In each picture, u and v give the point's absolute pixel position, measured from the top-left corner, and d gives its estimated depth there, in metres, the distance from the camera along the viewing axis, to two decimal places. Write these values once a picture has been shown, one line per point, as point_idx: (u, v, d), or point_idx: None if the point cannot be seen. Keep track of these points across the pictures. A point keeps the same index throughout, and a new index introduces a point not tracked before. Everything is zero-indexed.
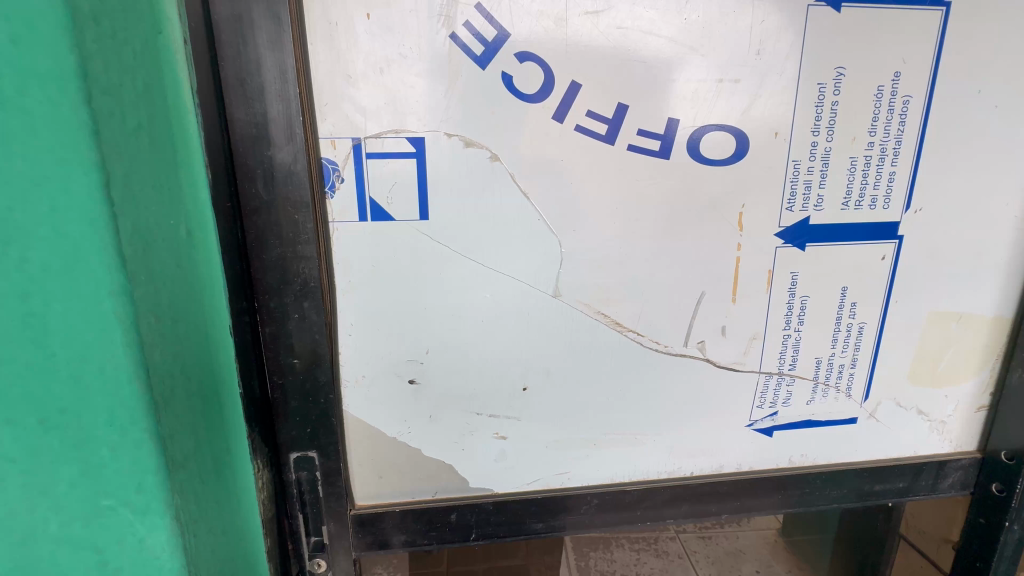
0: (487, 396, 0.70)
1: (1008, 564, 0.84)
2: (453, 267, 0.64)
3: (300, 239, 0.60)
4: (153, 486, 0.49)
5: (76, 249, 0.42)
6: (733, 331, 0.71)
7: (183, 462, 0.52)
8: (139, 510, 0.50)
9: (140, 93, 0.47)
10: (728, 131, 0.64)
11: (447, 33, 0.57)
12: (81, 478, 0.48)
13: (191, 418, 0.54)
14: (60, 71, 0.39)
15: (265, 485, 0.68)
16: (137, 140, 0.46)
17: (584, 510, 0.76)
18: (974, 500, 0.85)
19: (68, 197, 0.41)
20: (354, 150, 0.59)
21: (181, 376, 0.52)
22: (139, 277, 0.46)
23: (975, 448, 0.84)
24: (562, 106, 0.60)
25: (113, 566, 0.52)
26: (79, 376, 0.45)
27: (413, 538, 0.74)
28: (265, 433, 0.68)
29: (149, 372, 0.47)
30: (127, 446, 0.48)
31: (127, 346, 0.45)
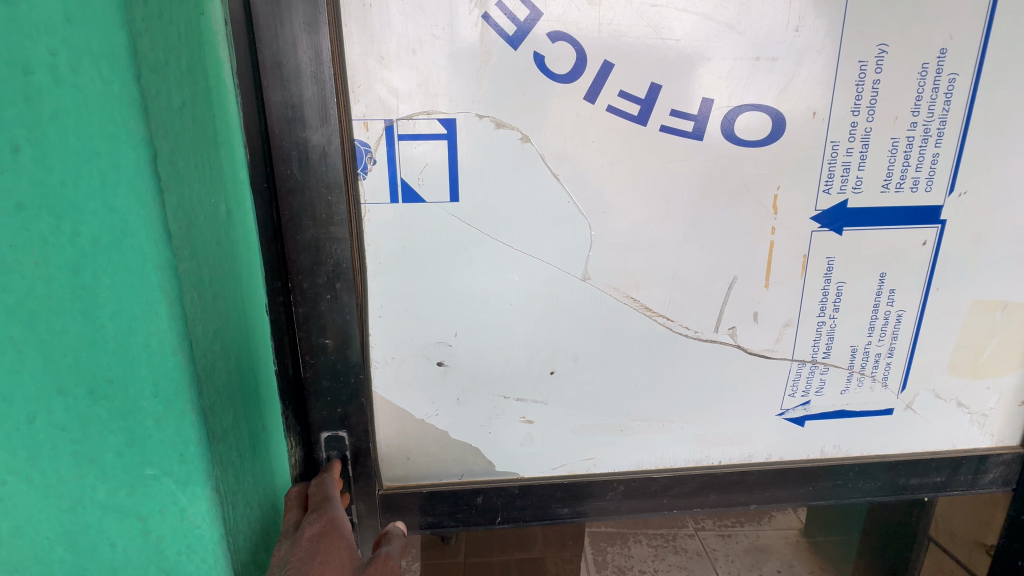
0: (514, 379, 0.70)
1: None
2: (483, 250, 0.64)
3: (333, 221, 0.61)
4: (195, 458, 0.51)
5: (125, 223, 0.44)
6: (765, 318, 0.70)
7: (222, 436, 0.54)
8: (181, 481, 0.52)
9: (183, 72, 0.48)
10: (764, 111, 0.62)
11: (479, 14, 0.57)
12: (127, 448, 0.50)
13: (230, 394, 0.55)
14: (112, 49, 0.40)
15: (297, 463, 0.70)
16: (181, 119, 0.48)
17: (610, 497, 0.76)
18: (1014, 497, 0.82)
19: (119, 172, 0.43)
20: (386, 131, 0.59)
21: (222, 351, 0.54)
22: (183, 252, 0.47)
23: (1018, 444, 0.81)
24: (594, 86, 0.60)
25: (157, 535, 0.54)
26: (127, 348, 0.47)
27: (438, 520, 0.75)
28: (298, 412, 0.69)
29: (193, 344, 0.49)
30: (170, 418, 0.49)
31: (172, 319, 0.47)
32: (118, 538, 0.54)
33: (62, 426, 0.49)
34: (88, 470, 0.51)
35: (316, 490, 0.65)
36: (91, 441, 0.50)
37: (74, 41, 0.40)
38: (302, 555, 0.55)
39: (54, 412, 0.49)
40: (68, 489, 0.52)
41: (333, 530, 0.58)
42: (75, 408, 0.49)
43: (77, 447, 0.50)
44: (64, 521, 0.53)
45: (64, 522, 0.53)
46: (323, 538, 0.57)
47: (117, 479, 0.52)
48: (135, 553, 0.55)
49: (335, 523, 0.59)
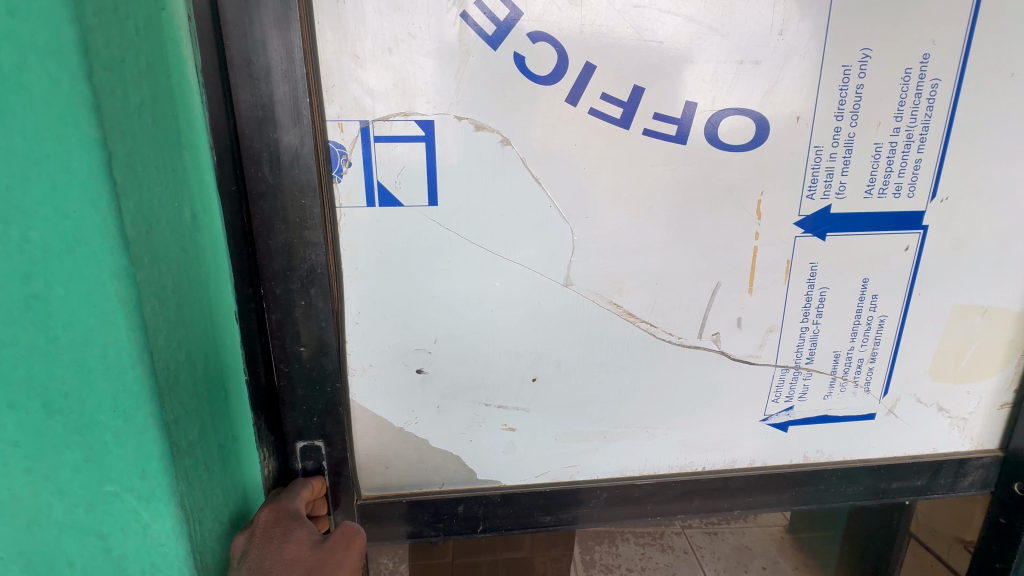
0: (496, 386, 0.69)
1: None
2: (463, 254, 0.63)
3: (306, 225, 0.59)
4: (158, 475, 0.49)
5: (78, 230, 0.42)
6: (749, 323, 0.69)
7: (188, 449, 0.52)
8: (144, 497, 0.50)
9: (142, 71, 0.46)
10: (747, 115, 0.61)
11: (457, 12, 0.55)
12: (85, 464, 0.48)
13: (196, 404, 0.54)
14: (60, 43, 0.38)
15: (270, 475, 0.68)
16: (140, 119, 0.46)
17: (594, 503, 0.75)
18: (994, 499, 0.83)
19: (70, 176, 0.40)
20: (362, 133, 0.58)
21: (186, 362, 0.52)
22: (142, 260, 0.45)
23: (997, 447, 0.81)
24: (576, 88, 0.58)
25: (119, 552, 0.52)
26: (83, 360, 0.45)
27: (420, 529, 0.73)
28: (272, 421, 0.67)
29: (154, 355, 0.47)
30: (130, 434, 0.47)
31: (130, 330, 0.45)
32: (77, 557, 0.52)
33: (15, 442, 0.47)
34: (43, 487, 0.49)
35: (284, 492, 0.65)
36: (47, 457, 0.48)
37: (18, 36, 0.38)
38: (260, 543, 0.57)
39: (4, 427, 0.46)
40: (23, 507, 0.49)
41: (289, 516, 0.61)
42: (29, 423, 0.46)
43: (31, 463, 0.48)
44: (19, 540, 0.51)
45: (19, 542, 0.51)
46: (278, 524, 0.60)
47: (74, 496, 0.49)
48: (95, 571, 0.53)
49: (291, 510, 0.62)
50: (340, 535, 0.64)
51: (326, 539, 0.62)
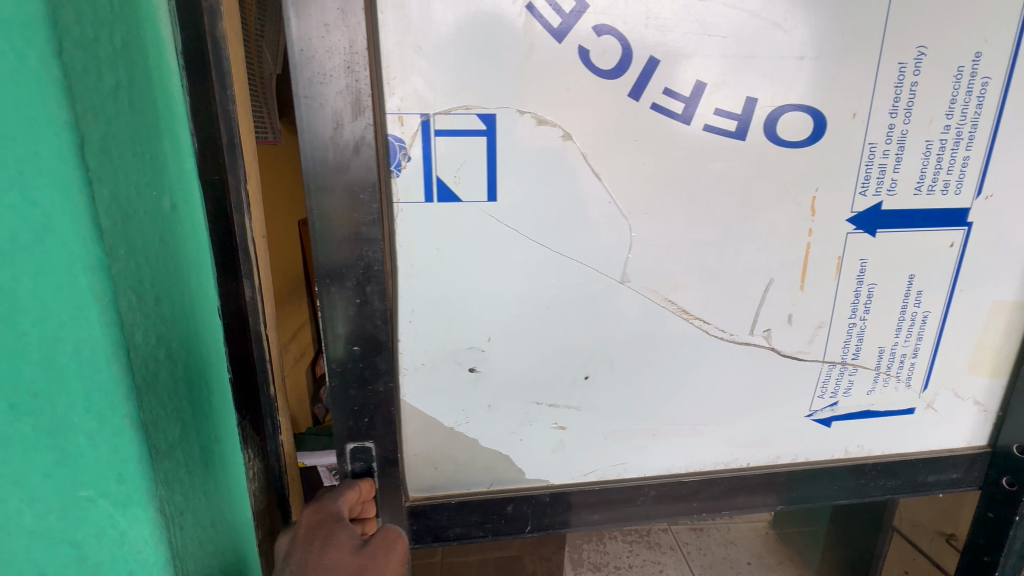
0: (548, 384, 0.68)
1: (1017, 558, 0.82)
2: (521, 251, 0.62)
3: (364, 220, 0.57)
4: (134, 479, 0.53)
5: (49, 216, 0.45)
6: (800, 320, 0.69)
7: (167, 450, 0.56)
8: (119, 501, 0.54)
9: (117, 51, 0.49)
10: (806, 111, 0.61)
11: (523, 4, 0.54)
12: (56, 468, 0.53)
13: (174, 404, 0.58)
14: (28, 21, 0.41)
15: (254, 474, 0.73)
16: (113, 102, 0.49)
17: (641, 502, 0.75)
18: (981, 494, 0.83)
19: (40, 160, 0.44)
20: (422, 126, 0.56)
21: (165, 359, 0.56)
22: (116, 252, 0.49)
23: (985, 443, 0.81)
24: (639, 83, 0.58)
25: (92, 561, 0.56)
26: (55, 357, 0.49)
27: (468, 531, 0.72)
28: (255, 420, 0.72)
29: (129, 353, 0.51)
30: (106, 434, 0.51)
31: (105, 323, 0.48)
32: (48, 565, 0.57)
33: None
34: (16, 494, 0.54)
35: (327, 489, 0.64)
36: (17, 461, 0.52)
37: None
38: (303, 543, 0.57)
39: None
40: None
41: (332, 519, 0.59)
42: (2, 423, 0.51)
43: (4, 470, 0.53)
44: None
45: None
46: (320, 527, 0.58)
47: (47, 503, 0.54)
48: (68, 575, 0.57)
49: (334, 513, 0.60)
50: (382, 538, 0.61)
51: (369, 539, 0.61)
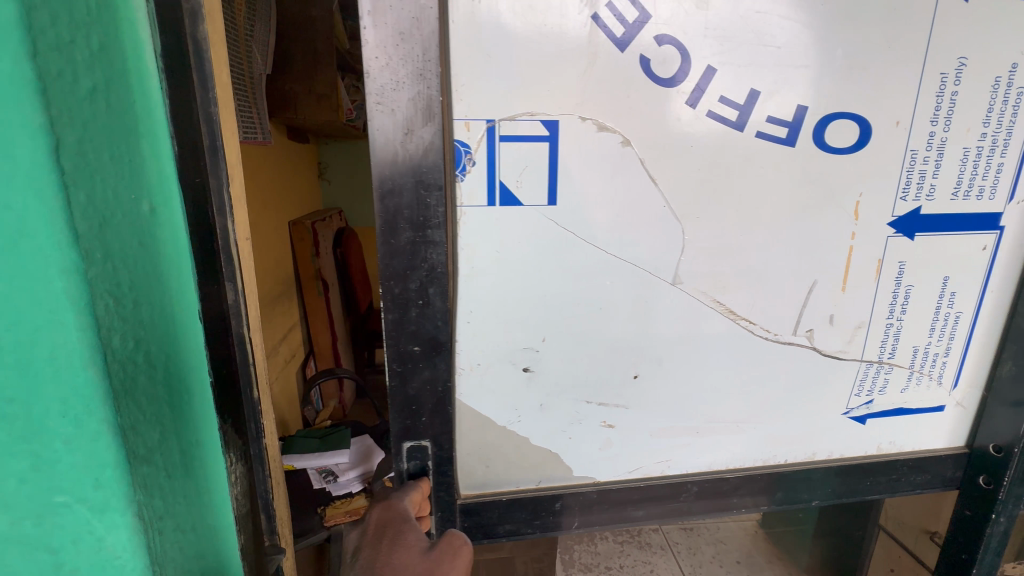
0: (599, 384, 0.70)
1: (993, 554, 0.84)
2: (578, 253, 0.64)
3: (430, 224, 0.59)
4: (112, 483, 0.51)
5: (24, 222, 0.43)
6: (841, 320, 0.71)
7: (145, 455, 0.54)
8: (97, 508, 0.51)
9: (94, 54, 0.47)
10: (852, 119, 0.64)
11: (589, 14, 0.56)
12: (31, 474, 0.50)
13: (153, 408, 0.56)
14: (3, 23, 0.39)
15: (238, 480, 0.71)
16: (91, 105, 0.47)
17: (684, 498, 0.77)
18: (960, 492, 0.85)
19: (13, 164, 0.42)
20: (488, 132, 0.58)
21: (143, 362, 0.55)
22: (94, 255, 0.47)
23: (963, 444, 0.83)
24: (696, 91, 0.60)
25: (70, 565, 0.54)
26: (31, 361, 0.46)
27: (518, 527, 0.73)
28: (236, 425, 0.71)
29: (107, 358, 0.49)
30: (83, 441, 0.49)
31: (82, 328, 0.46)
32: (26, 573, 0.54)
33: None
34: None
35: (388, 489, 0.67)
36: None
37: None
38: (372, 543, 0.60)
39: None
40: None
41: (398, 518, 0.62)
42: None
43: None
44: None
45: None
46: (388, 525, 0.61)
47: (22, 509, 0.51)
48: None
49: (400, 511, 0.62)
50: (449, 543, 0.62)
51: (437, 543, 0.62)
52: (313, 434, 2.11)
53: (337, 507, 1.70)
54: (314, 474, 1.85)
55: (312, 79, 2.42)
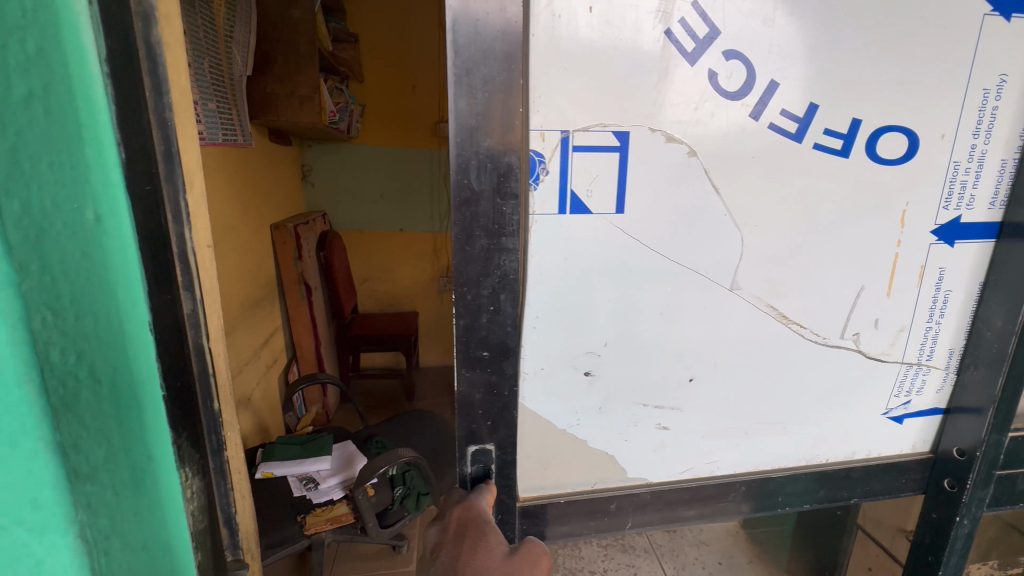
0: (655, 387, 0.72)
1: (959, 556, 0.87)
2: (642, 260, 0.66)
3: (505, 231, 0.60)
4: (52, 503, 0.47)
5: None
6: (885, 324, 0.74)
7: (88, 474, 0.52)
8: (35, 529, 0.47)
9: (30, 58, 0.44)
10: (902, 132, 0.66)
11: (662, 30, 0.58)
12: None
13: (100, 426, 0.53)
14: None
15: (195, 493, 0.67)
16: (24, 109, 0.44)
17: (731, 497, 0.79)
18: (927, 496, 0.87)
19: None
20: (562, 142, 0.59)
21: (88, 379, 0.51)
22: (30, 268, 0.45)
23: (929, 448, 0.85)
24: (759, 104, 0.62)
25: None
26: None
27: (574, 529, 0.75)
28: (193, 437, 0.66)
29: (44, 374, 0.47)
30: (15, 461, 0.45)
31: (15, 344, 0.43)
32: None
33: None
34: None
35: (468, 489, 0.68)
36: None
37: None
38: (453, 540, 0.61)
39: None
40: None
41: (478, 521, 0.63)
42: None
43: None
44: None
45: None
46: (468, 525, 0.62)
47: None
48: None
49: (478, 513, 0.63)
50: (528, 549, 0.63)
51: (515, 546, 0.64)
52: (292, 440, 1.99)
53: (318, 514, 1.67)
54: (295, 483, 1.79)
55: (295, 81, 2.33)
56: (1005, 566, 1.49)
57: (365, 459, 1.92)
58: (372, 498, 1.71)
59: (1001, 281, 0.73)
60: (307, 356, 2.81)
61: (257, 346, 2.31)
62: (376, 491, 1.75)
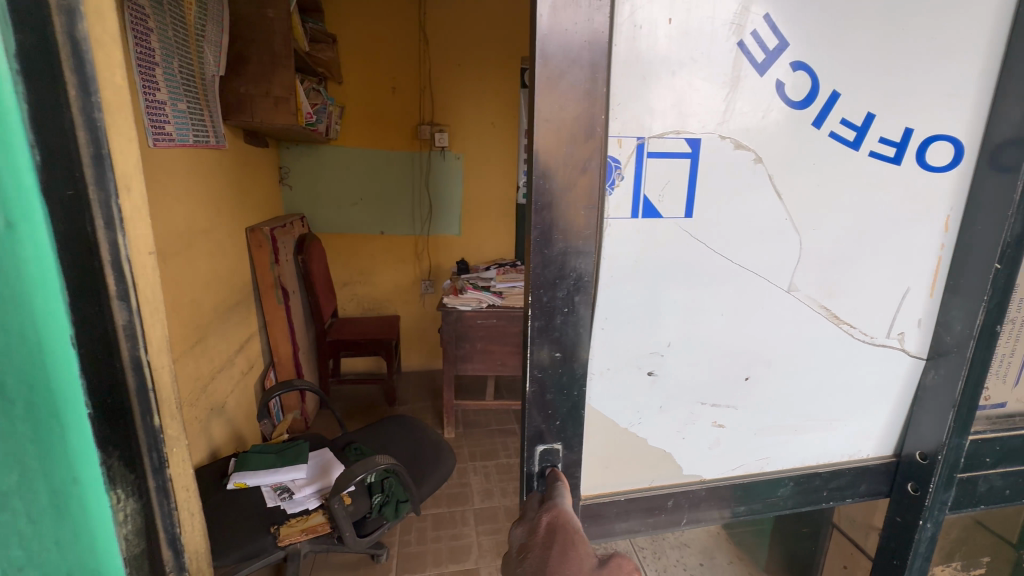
0: (714, 385, 0.74)
1: (922, 561, 0.87)
2: (708, 263, 0.68)
3: (582, 234, 0.61)
4: None
5: None
6: (926, 324, 0.78)
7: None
8: None
9: None
10: (949, 141, 0.70)
11: (735, 41, 0.60)
12: None
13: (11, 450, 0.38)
14: None
15: (131, 516, 0.44)
16: None
17: (780, 492, 0.81)
18: (893, 499, 0.87)
19: None
20: (637, 149, 0.61)
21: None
22: None
23: (892, 452, 0.85)
24: (821, 112, 0.65)
25: None
26: None
27: (633, 525, 0.77)
28: (133, 447, 0.44)
29: None
30: None
31: None
32: None
33: None
34: None
35: (548, 497, 0.68)
36: None
37: None
38: (542, 544, 0.61)
39: None
40: None
41: (563, 522, 0.63)
42: None
43: None
44: None
45: None
46: (555, 527, 0.63)
47: None
48: None
49: (561, 514, 0.64)
50: (619, 564, 0.60)
51: (606, 558, 0.62)
52: (268, 448, 1.80)
53: (292, 524, 1.45)
54: (268, 492, 1.59)
55: (269, 82, 2.09)
56: (967, 569, 1.31)
57: (342, 467, 1.74)
58: (349, 506, 1.51)
59: (961, 286, 0.74)
60: (285, 364, 2.52)
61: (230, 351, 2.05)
62: (353, 498, 1.55)
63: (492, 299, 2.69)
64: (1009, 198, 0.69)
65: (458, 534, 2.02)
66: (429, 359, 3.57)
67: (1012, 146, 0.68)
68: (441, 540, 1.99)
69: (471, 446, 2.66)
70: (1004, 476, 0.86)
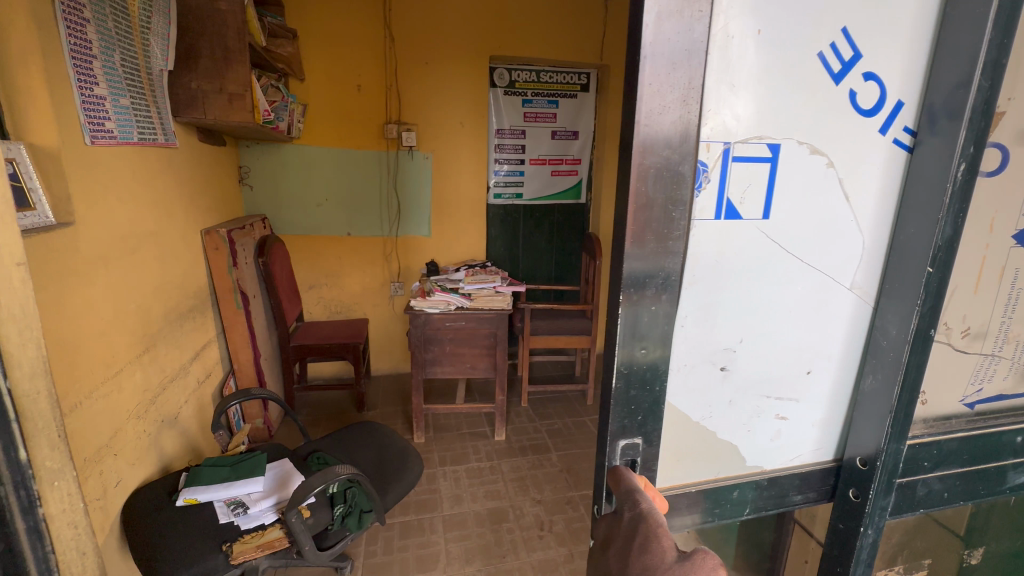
0: (780, 379, 0.77)
1: (864, 566, 0.86)
2: (782, 263, 0.71)
3: (671, 235, 0.64)
4: None
5: None
6: (968, 319, 0.83)
7: None
8: None
9: None
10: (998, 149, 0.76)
11: (817, 52, 0.63)
12: None
13: None
14: None
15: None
16: None
17: (833, 481, 0.86)
18: (835, 505, 0.87)
19: None
20: (724, 153, 0.64)
21: None
22: None
23: (835, 457, 0.85)
24: (887, 120, 0.69)
25: None
26: None
27: (701, 516, 0.80)
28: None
29: None
30: None
31: None
32: None
33: None
34: None
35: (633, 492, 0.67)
36: None
37: None
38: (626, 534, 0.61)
39: None
40: None
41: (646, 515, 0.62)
42: None
43: None
44: None
45: None
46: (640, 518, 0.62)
47: None
48: None
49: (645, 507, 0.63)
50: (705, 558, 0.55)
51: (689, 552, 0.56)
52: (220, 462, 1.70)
53: (248, 540, 1.38)
54: (219, 508, 1.50)
55: (222, 77, 1.99)
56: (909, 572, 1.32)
57: (299, 477, 1.68)
58: (309, 519, 1.47)
59: (895, 289, 0.74)
60: (247, 369, 2.45)
61: (183, 359, 1.94)
62: (313, 511, 1.51)
63: (461, 302, 2.67)
64: (939, 200, 0.68)
65: (426, 542, 2.00)
66: (400, 360, 3.54)
67: (932, 124, 0.68)
68: (408, 549, 1.96)
69: (440, 450, 2.65)
70: (942, 479, 0.87)
